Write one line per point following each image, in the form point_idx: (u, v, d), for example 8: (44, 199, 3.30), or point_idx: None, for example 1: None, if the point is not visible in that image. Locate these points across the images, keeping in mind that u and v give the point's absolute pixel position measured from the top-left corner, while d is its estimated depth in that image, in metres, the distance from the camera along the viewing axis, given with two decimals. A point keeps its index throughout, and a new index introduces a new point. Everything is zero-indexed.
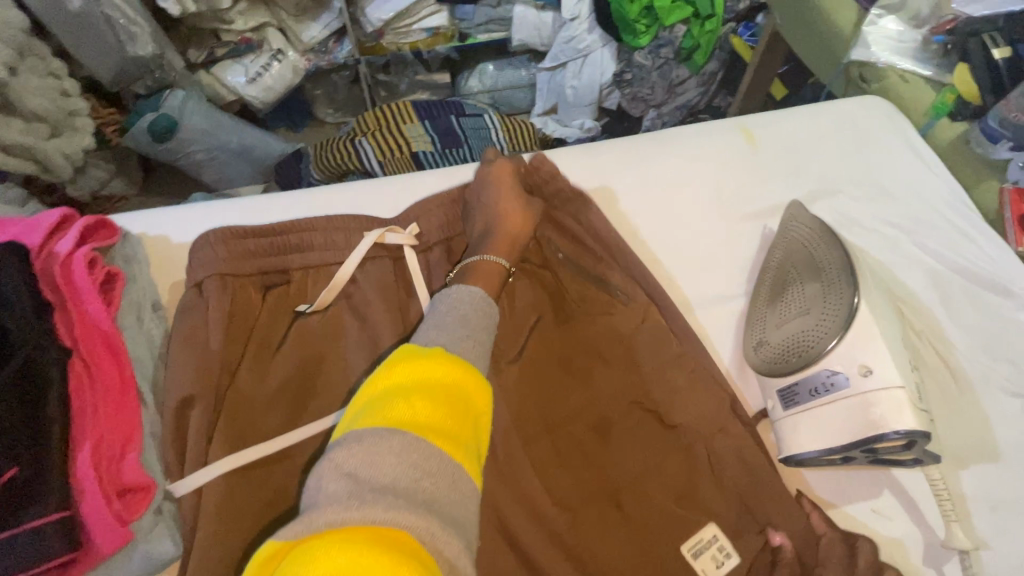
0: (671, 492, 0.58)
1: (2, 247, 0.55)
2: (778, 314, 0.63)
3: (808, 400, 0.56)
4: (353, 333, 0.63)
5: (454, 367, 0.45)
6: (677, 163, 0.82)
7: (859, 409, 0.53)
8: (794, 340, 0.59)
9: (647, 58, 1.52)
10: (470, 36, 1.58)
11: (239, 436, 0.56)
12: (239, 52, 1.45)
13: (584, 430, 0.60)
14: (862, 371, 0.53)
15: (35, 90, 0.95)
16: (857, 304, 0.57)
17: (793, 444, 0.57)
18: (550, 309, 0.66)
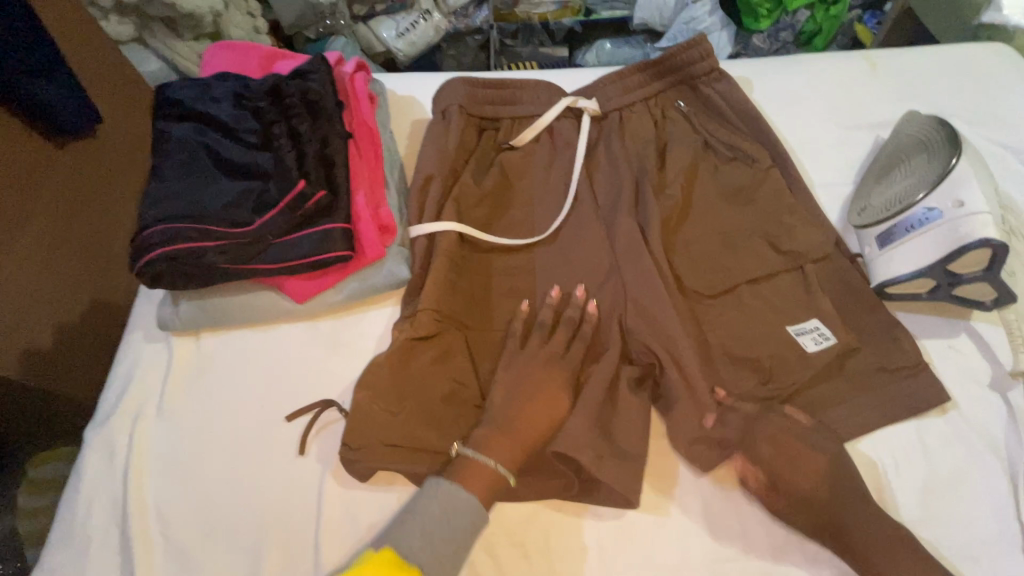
0: (782, 295, 0.74)
1: (316, 59, 0.80)
2: (885, 185, 0.77)
3: (903, 235, 0.69)
4: (541, 165, 0.85)
5: None
6: (805, 81, 0.96)
7: (948, 231, 0.66)
8: (894, 200, 0.73)
9: (765, 41, 1.72)
10: (595, 11, 1.83)
11: (456, 213, 0.78)
12: (395, 10, 1.77)
13: (717, 243, 0.78)
14: (955, 205, 0.66)
15: (238, 23, 1.41)
16: (953, 163, 0.69)
17: (886, 272, 0.70)
18: (694, 162, 0.84)
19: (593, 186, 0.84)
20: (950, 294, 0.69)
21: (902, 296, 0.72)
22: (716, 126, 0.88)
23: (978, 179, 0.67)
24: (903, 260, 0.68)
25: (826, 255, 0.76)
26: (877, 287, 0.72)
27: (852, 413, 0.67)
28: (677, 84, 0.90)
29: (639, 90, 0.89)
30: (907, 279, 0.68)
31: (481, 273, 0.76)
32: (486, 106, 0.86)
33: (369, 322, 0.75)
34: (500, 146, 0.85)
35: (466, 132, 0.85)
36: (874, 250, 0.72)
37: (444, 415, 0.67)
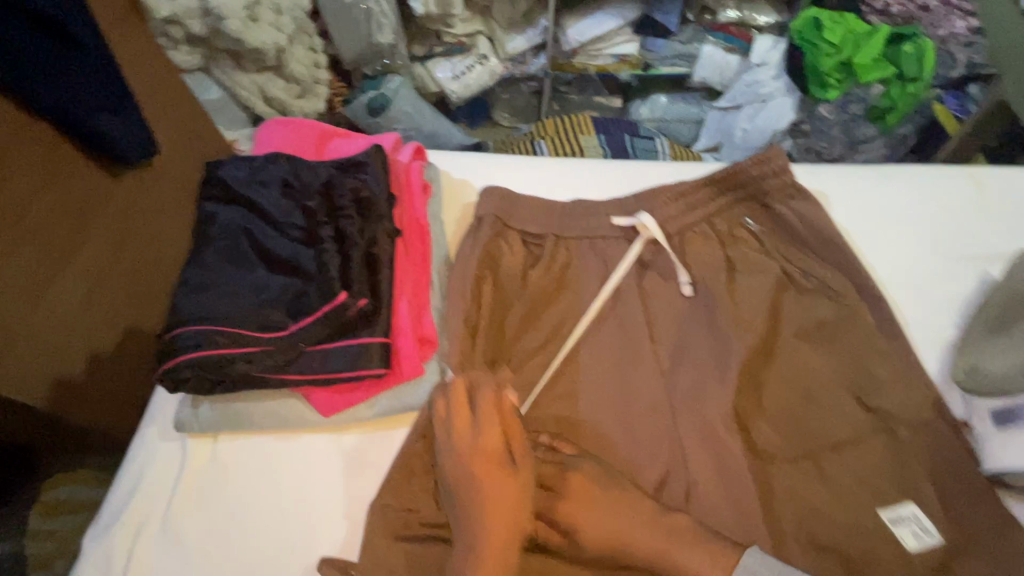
0: (866, 473, 0.64)
1: (373, 149, 0.75)
2: (997, 345, 0.67)
3: None
4: (588, 283, 0.77)
5: None
6: (896, 198, 0.87)
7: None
8: (1014, 372, 0.63)
9: (832, 112, 1.55)
10: (654, 67, 1.77)
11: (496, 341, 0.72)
12: (454, 52, 1.74)
13: (794, 394, 0.70)
14: None
15: (300, 59, 1.42)
16: None
17: (996, 460, 0.62)
18: (773, 291, 0.75)
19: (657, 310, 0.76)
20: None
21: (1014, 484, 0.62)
22: (799, 249, 0.80)
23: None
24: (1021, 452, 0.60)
25: (922, 420, 0.66)
26: (987, 471, 0.62)
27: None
28: (744, 200, 0.82)
29: (705, 204, 0.81)
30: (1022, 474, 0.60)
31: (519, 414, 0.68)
32: (529, 222, 0.78)
33: (395, 441, 0.68)
34: (552, 262, 0.76)
35: (495, 244, 0.77)
36: (987, 427, 0.64)
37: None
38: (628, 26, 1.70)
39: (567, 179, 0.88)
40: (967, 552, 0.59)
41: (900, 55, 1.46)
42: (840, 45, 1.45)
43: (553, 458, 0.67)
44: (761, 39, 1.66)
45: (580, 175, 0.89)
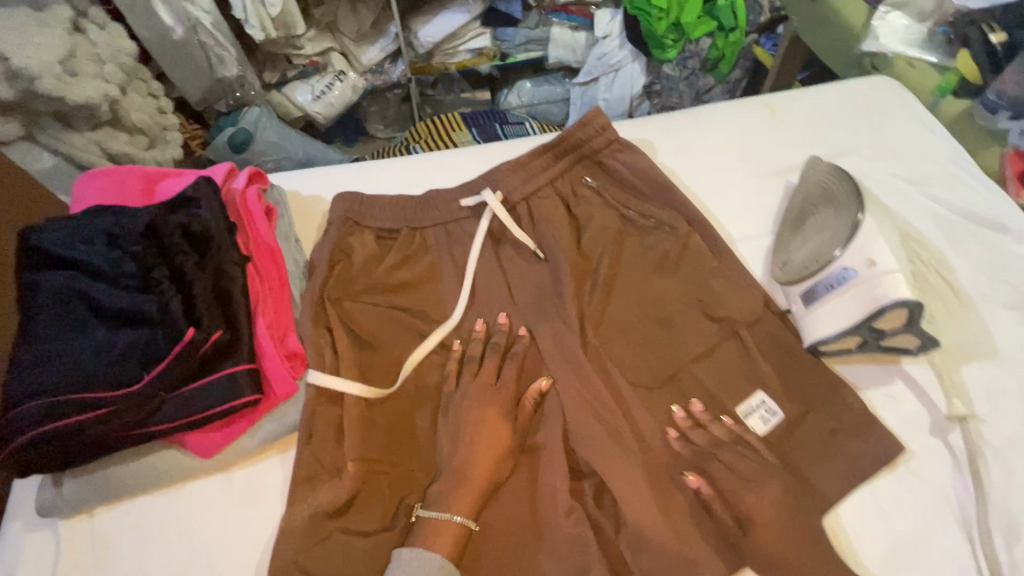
0: (721, 374, 0.73)
1: (201, 181, 0.73)
2: (800, 238, 0.78)
3: (825, 294, 0.69)
4: (449, 270, 0.81)
5: None
6: (712, 134, 0.98)
7: (864, 290, 0.66)
8: (811, 256, 0.73)
9: (674, 70, 1.70)
10: (511, 55, 1.81)
11: (369, 342, 0.74)
12: (308, 73, 1.70)
13: (652, 321, 0.76)
14: (869, 263, 0.66)
15: (139, 107, 1.23)
16: (861, 218, 0.70)
17: (814, 334, 0.70)
18: (617, 237, 0.83)
19: (521, 278, 0.81)
20: (878, 344, 0.70)
21: (834, 352, 0.71)
22: (635, 195, 0.87)
23: (886, 231, 0.68)
24: (829, 323, 0.68)
25: (755, 318, 0.76)
26: (810, 348, 0.71)
27: (819, 483, 0.65)
28: (580, 161, 0.89)
29: (545, 174, 0.87)
30: (835, 339, 0.68)
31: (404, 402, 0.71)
32: (383, 219, 0.82)
33: (281, 466, 0.67)
34: (407, 251, 0.81)
35: (347, 246, 0.80)
36: (800, 308, 0.72)
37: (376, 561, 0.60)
38: (476, 19, 1.71)
39: (417, 174, 0.91)
40: (808, 418, 0.69)
41: (716, 9, 1.62)
42: (667, 9, 1.57)
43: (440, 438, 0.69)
44: (601, 12, 1.70)
45: (430, 169, 0.92)
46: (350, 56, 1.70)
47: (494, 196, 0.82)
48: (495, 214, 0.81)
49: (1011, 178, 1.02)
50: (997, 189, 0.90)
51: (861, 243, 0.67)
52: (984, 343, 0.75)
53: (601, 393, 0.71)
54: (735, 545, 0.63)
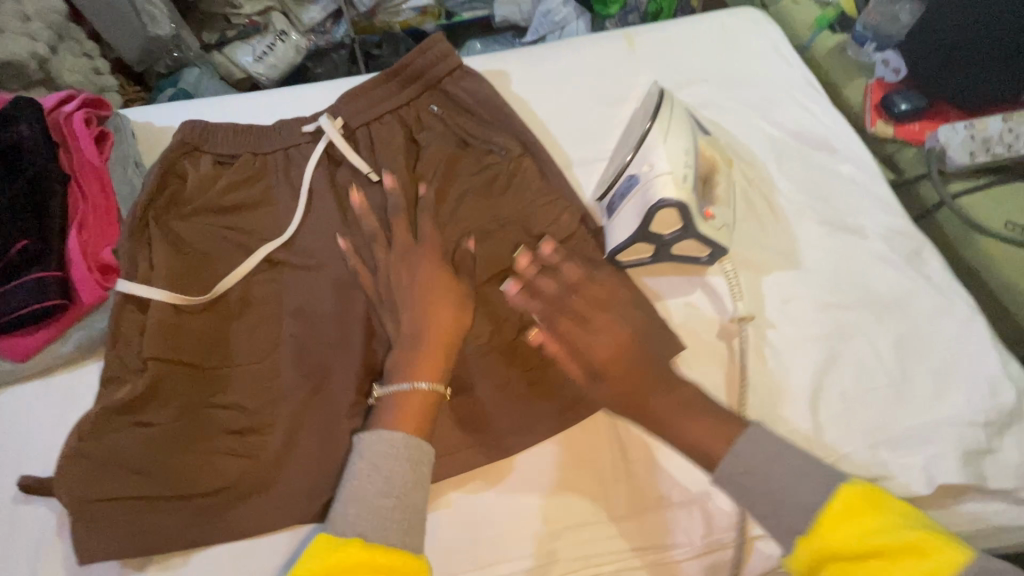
0: (529, 286, 0.75)
1: (23, 102, 0.75)
2: (618, 158, 0.82)
3: (619, 203, 0.74)
4: (283, 192, 0.83)
5: (385, 559, 0.52)
6: (568, 65, 0.98)
7: (641, 193, 0.71)
8: (616, 171, 0.78)
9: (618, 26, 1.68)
10: (455, 14, 1.78)
11: (190, 258, 0.76)
12: (248, 33, 1.59)
13: (466, 235, 0.79)
14: (647, 168, 0.71)
15: (71, 67, 1.14)
16: (648, 129, 0.75)
17: (612, 242, 0.74)
18: (451, 161, 0.85)
19: (353, 200, 0.83)
20: (670, 253, 0.74)
21: (635, 262, 0.75)
22: (476, 122, 0.89)
23: (672, 140, 0.73)
24: (618, 229, 0.73)
25: (570, 234, 0.78)
26: (610, 258, 0.75)
27: None
28: (425, 90, 0.90)
29: (387, 101, 0.89)
30: (625, 245, 0.72)
31: (220, 313, 0.73)
32: (222, 145, 0.85)
33: (94, 370, 0.71)
34: (244, 175, 0.83)
35: (183, 170, 0.82)
36: (607, 222, 0.77)
37: (160, 445, 0.63)
38: None
39: (269, 107, 0.93)
40: None
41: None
42: None
43: (249, 343, 0.72)
44: None
45: (283, 101, 0.93)
46: (290, 14, 1.61)
47: (327, 121, 0.84)
48: (329, 140, 0.84)
49: (869, 108, 1.01)
50: (837, 114, 0.92)
51: (644, 150, 0.72)
52: (787, 254, 0.77)
53: None
54: (519, 434, 0.66)
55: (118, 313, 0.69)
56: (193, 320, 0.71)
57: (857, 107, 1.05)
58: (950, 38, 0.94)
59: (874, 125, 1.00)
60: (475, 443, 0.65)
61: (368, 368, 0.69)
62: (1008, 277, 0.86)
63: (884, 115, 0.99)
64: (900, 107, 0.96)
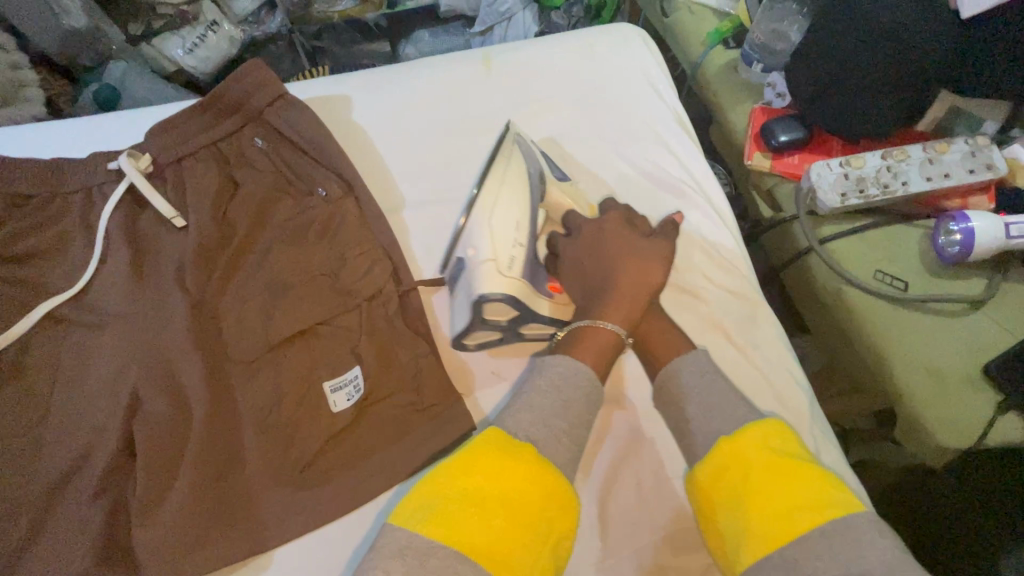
0: (328, 351, 0.69)
1: None
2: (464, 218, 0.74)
3: (452, 286, 0.68)
4: (80, 237, 0.77)
5: (544, 474, 0.46)
6: (416, 92, 0.90)
7: (467, 281, 0.65)
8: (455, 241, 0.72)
9: (562, 18, 1.47)
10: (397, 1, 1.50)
11: None
12: (176, 25, 1.37)
13: (270, 291, 0.73)
14: (471, 253, 0.65)
15: None
16: (475, 195, 0.67)
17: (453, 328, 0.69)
18: (265, 204, 0.79)
19: (154, 247, 0.76)
20: (518, 333, 0.69)
21: (479, 342, 0.69)
22: (301, 158, 0.82)
23: (499, 214, 0.66)
24: (455, 317, 0.67)
25: (378, 291, 0.72)
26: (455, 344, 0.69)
27: (383, 463, 0.62)
28: (246, 122, 0.83)
29: (202, 134, 0.81)
30: (461, 333, 0.67)
31: None
32: (14, 183, 0.77)
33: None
34: (38, 219, 0.77)
35: None
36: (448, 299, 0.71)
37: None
38: None
39: (83, 135, 0.85)
40: (391, 397, 0.66)
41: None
42: None
43: (9, 411, 0.66)
44: None
45: (102, 130, 0.86)
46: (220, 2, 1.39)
47: (125, 160, 0.77)
48: (129, 181, 0.77)
49: (748, 137, 0.93)
50: (696, 150, 0.84)
51: (467, 231, 0.66)
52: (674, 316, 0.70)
53: (183, 368, 0.67)
54: (286, 517, 0.60)
55: None
56: None
57: (741, 134, 0.97)
58: (830, 63, 0.85)
59: (751, 158, 0.92)
60: (229, 531, 0.59)
61: (125, 444, 0.63)
62: (873, 332, 0.79)
63: (764, 146, 0.92)
64: (777, 138, 0.89)
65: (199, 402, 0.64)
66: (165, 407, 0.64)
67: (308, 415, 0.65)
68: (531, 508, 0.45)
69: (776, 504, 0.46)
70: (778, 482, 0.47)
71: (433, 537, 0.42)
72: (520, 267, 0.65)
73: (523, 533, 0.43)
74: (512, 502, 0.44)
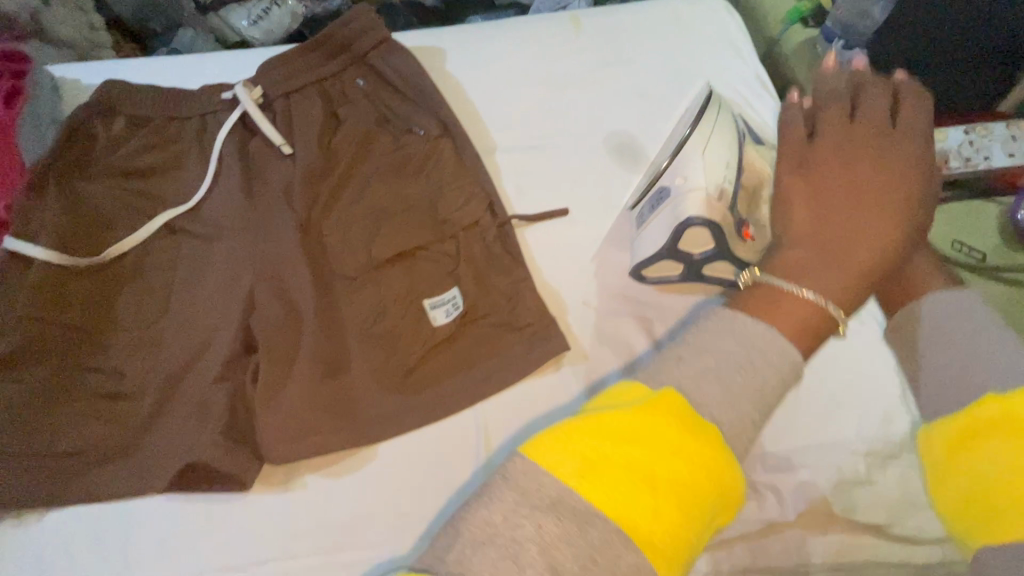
0: (427, 273, 0.73)
1: None
2: (658, 160, 0.74)
3: (647, 215, 0.67)
4: (194, 159, 0.82)
5: (694, 448, 0.36)
6: (507, 47, 0.94)
7: (671, 206, 0.62)
8: (648, 177, 0.71)
9: None
10: None
11: (87, 218, 0.75)
12: None
13: (372, 216, 0.77)
14: (680, 178, 0.61)
15: None
16: (687, 133, 0.67)
17: (638, 258, 0.69)
18: (366, 138, 0.83)
19: (262, 171, 0.81)
20: (703, 275, 0.66)
21: (661, 273, 0.68)
22: (399, 100, 0.85)
23: (713, 149, 0.64)
24: (645, 246, 0.67)
25: (473, 224, 0.75)
26: (634, 272, 0.70)
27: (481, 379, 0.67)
28: (349, 63, 0.87)
29: (310, 71, 0.85)
30: (650, 262, 0.67)
31: (109, 276, 0.73)
32: (138, 106, 0.82)
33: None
34: (158, 139, 0.82)
35: (96, 126, 0.81)
36: (635, 231, 0.70)
37: (23, 406, 0.64)
38: None
39: (194, 68, 0.90)
40: (488, 318, 0.70)
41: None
42: None
43: (132, 309, 0.71)
44: None
45: (212, 66, 0.92)
46: None
47: (241, 88, 0.81)
48: (244, 108, 0.81)
49: None
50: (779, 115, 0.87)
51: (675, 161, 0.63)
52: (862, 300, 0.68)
53: (294, 280, 0.71)
54: (392, 418, 0.65)
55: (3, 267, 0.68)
56: (79, 282, 0.71)
57: None
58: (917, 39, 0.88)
59: None
60: (340, 426, 0.64)
61: (243, 343, 0.68)
62: None
63: None
64: None
65: (311, 310, 0.69)
66: (280, 313, 0.69)
67: (410, 329, 0.69)
68: (687, 488, 0.35)
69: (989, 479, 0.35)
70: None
71: (595, 506, 0.33)
72: (728, 200, 0.61)
73: (682, 529, 0.34)
74: (653, 473, 0.35)
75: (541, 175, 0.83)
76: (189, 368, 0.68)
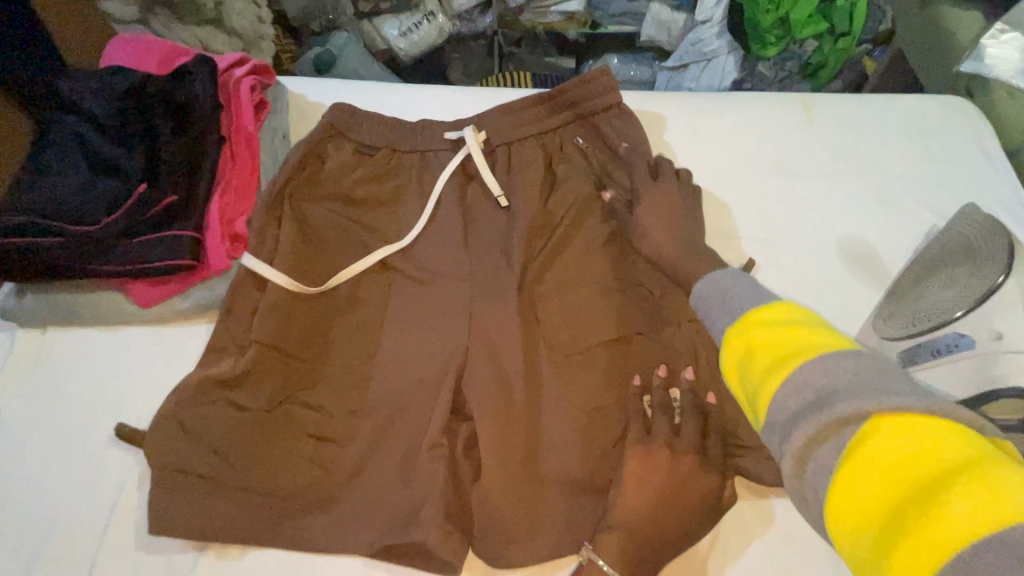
0: (640, 364, 0.70)
1: (201, 61, 0.78)
2: (924, 287, 0.65)
3: (929, 360, 0.60)
4: (413, 195, 0.80)
5: None
6: (733, 124, 0.89)
7: (979, 364, 0.57)
8: (929, 308, 0.62)
9: (770, 70, 1.42)
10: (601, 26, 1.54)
11: (312, 243, 0.76)
12: (400, 7, 1.49)
13: (590, 290, 0.73)
14: (992, 336, 0.56)
15: (240, 12, 1.13)
16: (1000, 283, 0.57)
17: None
18: (586, 202, 0.78)
19: (477, 219, 0.79)
20: None
21: None
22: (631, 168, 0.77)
23: None
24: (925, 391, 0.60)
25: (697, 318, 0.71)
26: None
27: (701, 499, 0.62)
28: (573, 119, 0.83)
29: (537, 122, 0.82)
30: None
31: (327, 309, 0.72)
32: (366, 133, 0.80)
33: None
34: (382, 169, 0.80)
35: (326, 147, 0.80)
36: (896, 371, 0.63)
37: (246, 434, 0.64)
38: None
39: (415, 103, 0.91)
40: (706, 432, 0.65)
41: (832, 8, 1.31)
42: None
43: (345, 347, 0.71)
44: None
45: (431, 101, 0.92)
46: None
47: (471, 133, 0.78)
48: (471, 151, 0.78)
49: None
50: None
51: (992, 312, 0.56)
52: None
53: (511, 349, 0.69)
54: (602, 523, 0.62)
55: (236, 286, 0.70)
56: (296, 313, 0.70)
57: None
58: None
59: None
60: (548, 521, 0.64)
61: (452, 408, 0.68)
62: None
63: None
64: None
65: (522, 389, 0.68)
66: (495, 384, 0.67)
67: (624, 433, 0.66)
68: None
69: (787, 349, 0.43)
70: (782, 361, 0.43)
71: None
72: None
73: None
74: None
75: (772, 273, 0.77)
76: (399, 420, 0.67)
